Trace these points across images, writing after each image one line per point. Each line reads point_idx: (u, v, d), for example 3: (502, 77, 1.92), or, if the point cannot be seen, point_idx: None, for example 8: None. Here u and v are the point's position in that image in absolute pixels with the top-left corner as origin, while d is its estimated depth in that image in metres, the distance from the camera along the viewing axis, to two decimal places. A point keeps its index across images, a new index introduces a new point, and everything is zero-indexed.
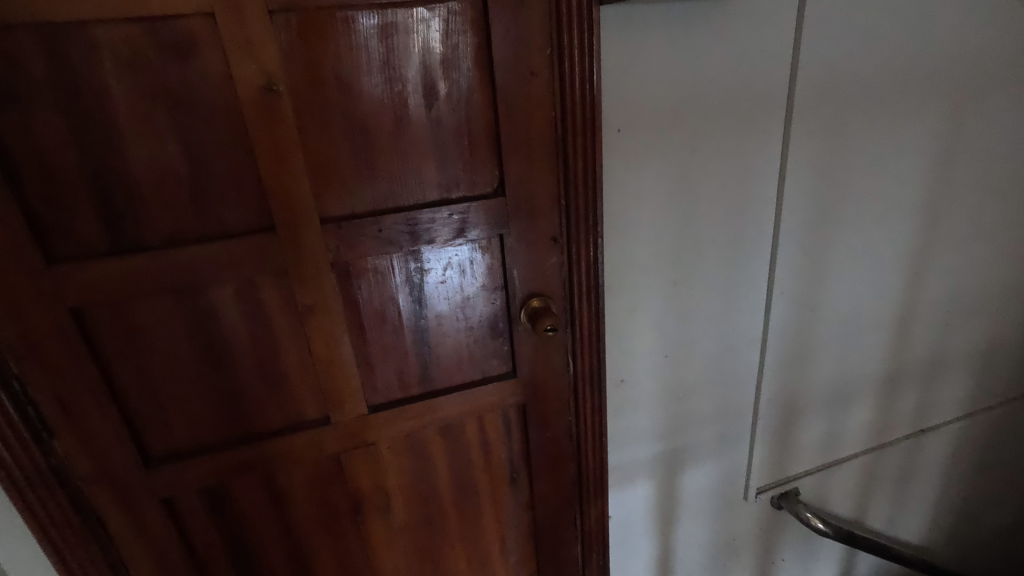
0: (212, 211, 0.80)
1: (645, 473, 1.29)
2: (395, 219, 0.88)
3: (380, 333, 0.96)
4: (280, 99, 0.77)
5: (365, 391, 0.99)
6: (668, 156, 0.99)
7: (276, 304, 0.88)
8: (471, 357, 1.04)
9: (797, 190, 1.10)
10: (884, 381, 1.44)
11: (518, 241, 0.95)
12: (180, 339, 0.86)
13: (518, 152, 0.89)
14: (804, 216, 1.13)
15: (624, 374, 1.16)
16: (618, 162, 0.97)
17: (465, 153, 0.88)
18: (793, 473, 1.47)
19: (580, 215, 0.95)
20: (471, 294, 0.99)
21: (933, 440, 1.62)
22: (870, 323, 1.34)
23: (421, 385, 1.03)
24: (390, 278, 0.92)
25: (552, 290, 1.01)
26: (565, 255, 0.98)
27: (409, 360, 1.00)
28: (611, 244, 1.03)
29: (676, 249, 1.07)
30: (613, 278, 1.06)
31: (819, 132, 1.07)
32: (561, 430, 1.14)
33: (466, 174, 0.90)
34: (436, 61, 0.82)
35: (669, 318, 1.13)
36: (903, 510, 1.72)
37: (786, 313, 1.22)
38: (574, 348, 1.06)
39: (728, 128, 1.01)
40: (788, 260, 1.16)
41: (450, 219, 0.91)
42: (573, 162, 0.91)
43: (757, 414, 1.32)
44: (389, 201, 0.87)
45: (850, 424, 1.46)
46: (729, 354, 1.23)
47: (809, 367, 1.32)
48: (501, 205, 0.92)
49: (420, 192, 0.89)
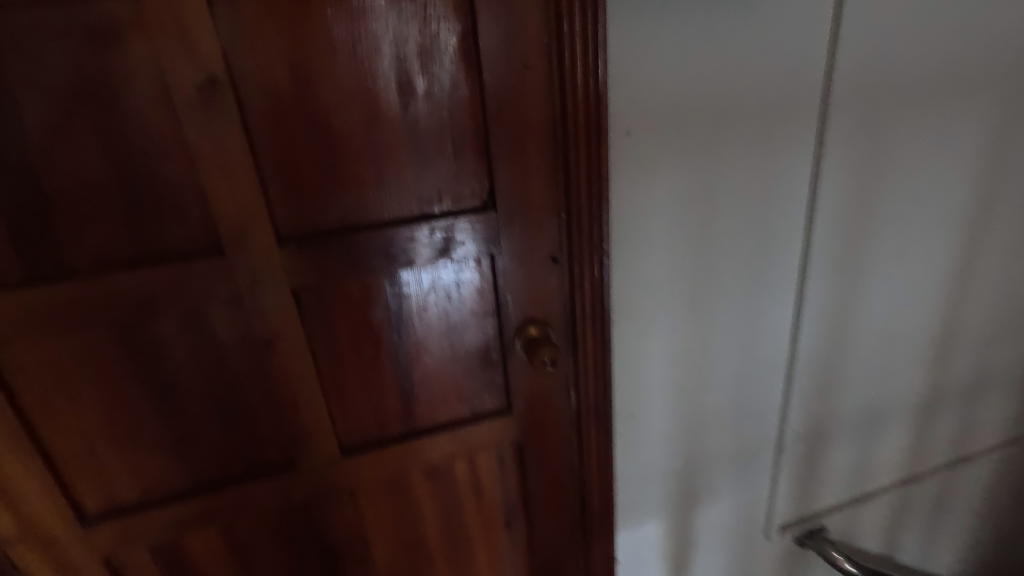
0: (150, 231, 0.68)
1: (658, 513, 1.15)
2: (368, 239, 0.75)
3: (354, 368, 0.83)
4: (226, 98, 0.64)
5: (338, 433, 0.87)
6: (686, 164, 0.86)
7: (229, 337, 0.75)
8: (459, 392, 0.91)
9: (831, 200, 0.97)
10: (920, 407, 1.30)
11: (512, 261, 0.83)
12: (115, 378, 0.74)
13: (511, 159, 0.77)
14: (836, 228, 1.00)
15: (635, 408, 1.02)
16: (628, 171, 0.84)
17: (449, 161, 0.76)
18: (819, 509, 1.34)
19: (583, 231, 0.82)
20: (457, 321, 0.86)
21: (970, 468, 1.48)
22: (907, 345, 1.20)
23: (402, 425, 0.90)
24: (363, 305, 0.80)
25: (552, 316, 0.88)
26: (567, 276, 0.86)
27: (388, 397, 0.87)
28: (619, 263, 0.90)
29: (692, 269, 0.94)
30: (621, 301, 0.93)
31: (857, 135, 0.94)
32: (562, 468, 1.02)
33: (451, 185, 0.77)
34: (411, 52, 0.69)
35: (685, 345, 1.00)
36: (936, 543, 1.58)
37: (815, 337, 1.09)
38: (576, 380, 0.94)
39: (754, 129, 0.87)
40: (818, 278, 1.03)
41: (433, 236, 0.78)
42: (575, 170, 0.78)
43: (781, 447, 1.19)
44: (360, 218, 0.75)
45: (881, 454, 1.33)
46: (752, 383, 1.09)
47: (838, 394, 1.19)
48: (492, 220, 0.80)
49: (397, 205, 0.76)
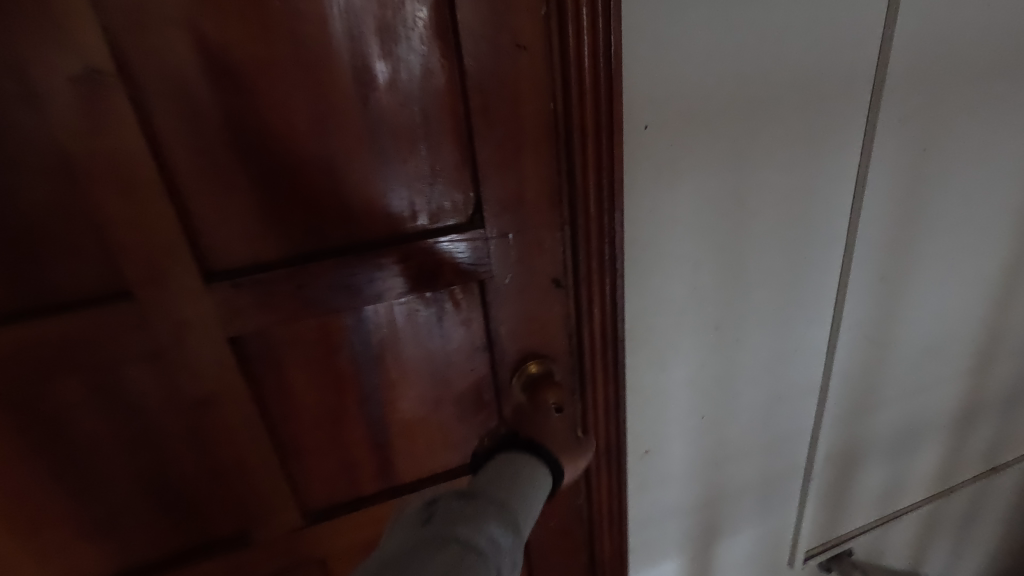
0: (33, 273, 0.52)
1: (675, 552, 1.03)
2: (323, 271, 0.60)
3: (316, 424, 0.68)
4: (118, 97, 0.48)
5: (302, 498, 0.72)
6: (714, 162, 0.71)
7: (151, 400, 0.60)
8: (447, 443, 0.76)
9: (877, 201, 0.83)
10: (958, 419, 1.18)
11: (506, 289, 0.68)
12: (5, 458, 0.58)
13: (502, 166, 0.61)
14: (881, 234, 0.86)
15: (650, 444, 0.89)
16: (645, 174, 0.69)
17: (424, 169, 0.60)
18: (846, 533, 1.23)
19: (591, 248, 0.67)
20: (441, 362, 0.71)
21: (1004, 476, 1.37)
22: (948, 355, 1.07)
23: (379, 483, 0.75)
24: (322, 351, 0.64)
25: (555, 349, 0.74)
26: (571, 301, 0.71)
27: (360, 454, 0.72)
28: (633, 284, 0.75)
29: (719, 285, 0.80)
30: (636, 326, 0.78)
31: (914, 123, 0.79)
32: (569, 515, 0.89)
33: (426, 199, 0.61)
34: (368, 30, 0.52)
35: (708, 371, 0.86)
36: (964, 554, 1.48)
37: (852, 354, 0.95)
38: (585, 420, 0.79)
39: (794, 120, 0.72)
40: (859, 290, 0.89)
41: (407, 264, 0.62)
42: (581, 176, 0.63)
43: (811, 474, 1.06)
44: (313, 244, 0.59)
45: (913, 470, 1.21)
46: (781, 409, 0.96)
47: (873, 413, 1.06)
48: (480, 240, 0.64)
49: (359, 228, 0.60)
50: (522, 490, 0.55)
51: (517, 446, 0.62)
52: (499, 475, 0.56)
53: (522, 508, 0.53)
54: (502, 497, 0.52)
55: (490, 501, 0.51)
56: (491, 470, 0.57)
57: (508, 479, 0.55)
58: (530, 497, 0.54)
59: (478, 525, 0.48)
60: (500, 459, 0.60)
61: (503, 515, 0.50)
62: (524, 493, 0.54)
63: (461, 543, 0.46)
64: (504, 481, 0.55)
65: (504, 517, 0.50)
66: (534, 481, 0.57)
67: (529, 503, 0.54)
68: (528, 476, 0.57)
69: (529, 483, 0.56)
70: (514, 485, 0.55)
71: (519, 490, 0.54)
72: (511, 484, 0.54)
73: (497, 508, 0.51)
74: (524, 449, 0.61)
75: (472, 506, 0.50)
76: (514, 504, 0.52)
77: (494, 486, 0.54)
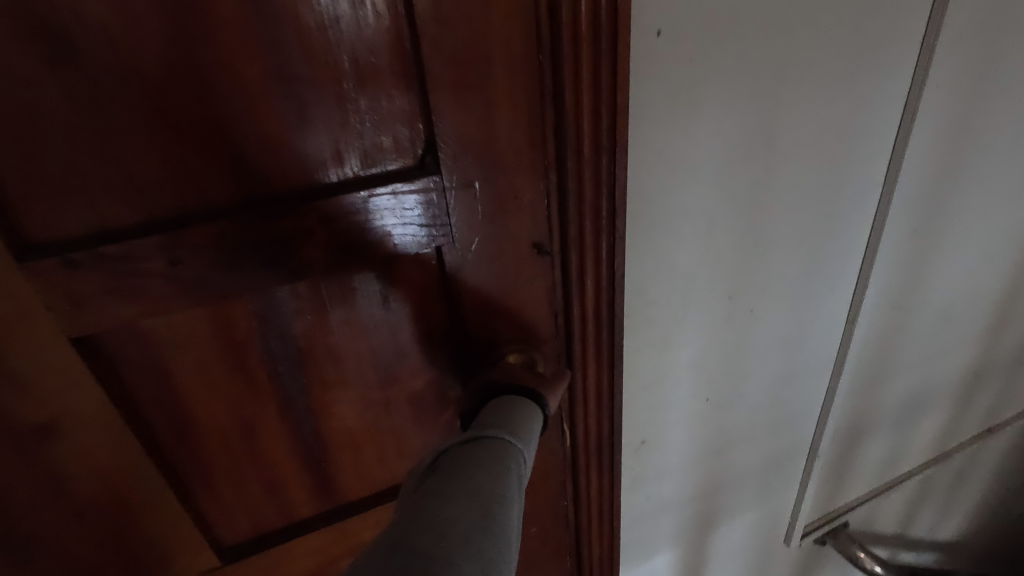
0: None
1: (670, 544, 0.92)
2: (207, 239, 0.42)
3: (223, 445, 0.51)
4: None
5: (214, 533, 0.56)
6: (741, 88, 0.55)
7: None
8: (403, 453, 0.60)
9: (922, 141, 0.68)
10: (965, 383, 1.09)
11: (473, 260, 0.51)
12: None
13: (463, 87, 0.43)
14: (921, 182, 0.72)
15: (647, 434, 0.76)
16: (654, 103, 0.52)
17: (348, 89, 0.41)
18: (843, 506, 1.15)
19: (583, 200, 0.51)
20: (390, 356, 0.54)
21: (998, 437, 1.31)
22: (967, 317, 0.96)
23: (317, 506, 0.59)
24: (221, 349, 0.47)
25: (537, 332, 0.58)
26: (558, 270, 0.55)
27: (289, 474, 0.56)
28: (634, 248, 0.59)
29: (736, 247, 0.65)
30: (635, 298, 0.63)
31: (978, 40, 0.63)
32: (554, 519, 0.75)
33: (355, 134, 0.43)
34: None
35: (716, 347, 0.73)
36: (950, 514, 1.44)
37: (873, 321, 0.83)
38: (573, 411, 0.65)
39: (840, 32, 0.56)
40: (888, 249, 0.76)
41: (333, 228, 0.45)
42: (572, 101, 0.46)
43: (817, 452, 0.95)
44: (190, 201, 0.41)
45: (915, 438, 1.13)
46: (792, 385, 0.84)
47: (885, 382, 0.95)
48: (436, 194, 0.47)
49: (258, 176, 0.42)
50: (528, 431, 0.45)
51: (510, 391, 0.50)
52: (498, 412, 0.45)
53: (532, 451, 0.43)
54: (511, 434, 0.42)
55: (497, 440, 0.41)
56: (485, 411, 0.46)
57: (512, 415, 0.45)
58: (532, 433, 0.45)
59: (500, 466, 0.38)
60: (492, 404, 0.48)
61: (516, 455, 0.41)
62: (531, 435, 0.45)
63: (490, 479, 0.36)
64: (509, 418, 0.44)
65: (519, 458, 0.41)
66: (536, 421, 0.47)
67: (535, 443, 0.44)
68: (526, 414, 0.47)
69: (534, 426, 0.46)
70: (515, 424, 0.44)
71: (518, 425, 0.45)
72: (518, 423, 0.44)
73: (512, 447, 0.41)
74: (518, 393, 0.50)
75: (486, 444, 0.40)
76: (525, 443, 0.43)
77: (498, 422, 0.43)
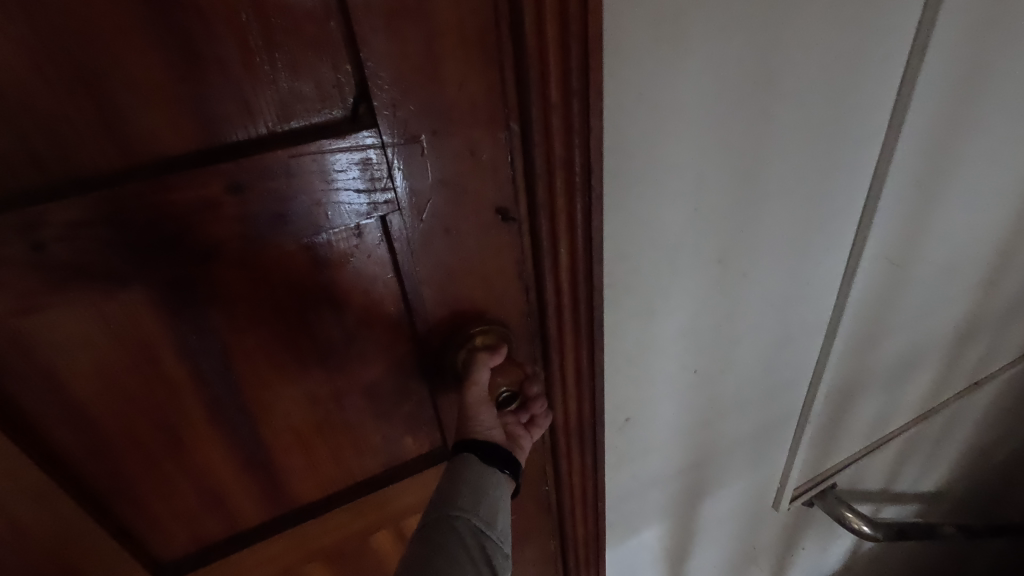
0: None
1: (658, 520, 0.88)
2: (86, 216, 0.34)
3: (144, 455, 0.44)
4: None
5: (148, 551, 0.49)
6: (736, 22, 0.47)
7: None
8: (362, 453, 0.53)
9: (935, 81, 0.61)
10: (956, 339, 1.06)
11: (427, 231, 0.44)
12: None
13: (398, 16, 0.35)
14: (928, 128, 0.65)
15: (632, 411, 0.71)
16: (635, 39, 0.44)
17: (248, 19, 0.32)
18: (832, 468, 1.13)
19: (551, 154, 0.43)
20: (335, 345, 0.46)
21: (984, 390, 1.29)
22: (963, 271, 0.91)
23: (268, 514, 0.53)
24: (123, 348, 0.39)
25: (508, 310, 0.51)
26: (527, 237, 0.48)
27: (229, 482, 0.49)
28: (615, 210, 0.52)
29: (727, 207, 0.58)
30: (617, 268, 0.56)
31: None
32: (535, 505, 0.70)
33: (265, 79, 0.34)
34: None
35: (705, 317, 0.67)
36: (933, 469, 1.44)
37: (870, 281, 0.78)
38: (551, 394, 0.59)
39: None
40: (889, 204, 0.70)
41: (245, 198, 0.37)
42: (534, 33, 0.38)
43: (807, 418, 0.92)
44: (54, 170, 0.33)
45: (905, 397, 1.10)
46: (784, 352, 0.79)
47: (877, 343, 0.91)
48: (374, 153, 0.38)
49: (146, 135, 0.33)
50: (469, 483, 0.47)
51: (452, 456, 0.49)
52: (445, 480, 0.48)
53: (477, 500, 0.47)
54: (452, 509, 0.45)
55: (440, 526, 0.45)
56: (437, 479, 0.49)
57: (453, 477, 0.48)
58: (478, 485, 0.47)
59: (442, 558, 0.43)
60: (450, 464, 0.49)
61: (458, 528, 0.45)
62: (474, 484, 0.47)
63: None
64: (451, 485, 0.47)
65: (463, 525, 0.45)
66: (479, 462, 0.48)
67: (480, 497, 0.47)
68: (472, 465, 0.48)
69: (475, 470, 0.48)
70: (458, 490, 0.47)
71: (464, 484, 0.47)
72: (452, 484, 0.47)
73: (457, 527, 0.45)
74: (459, 452, 0.49)
75: (429, 538, 0.44)
76: (467, 502, 0.46)
77: (442, 496, 0.47)
